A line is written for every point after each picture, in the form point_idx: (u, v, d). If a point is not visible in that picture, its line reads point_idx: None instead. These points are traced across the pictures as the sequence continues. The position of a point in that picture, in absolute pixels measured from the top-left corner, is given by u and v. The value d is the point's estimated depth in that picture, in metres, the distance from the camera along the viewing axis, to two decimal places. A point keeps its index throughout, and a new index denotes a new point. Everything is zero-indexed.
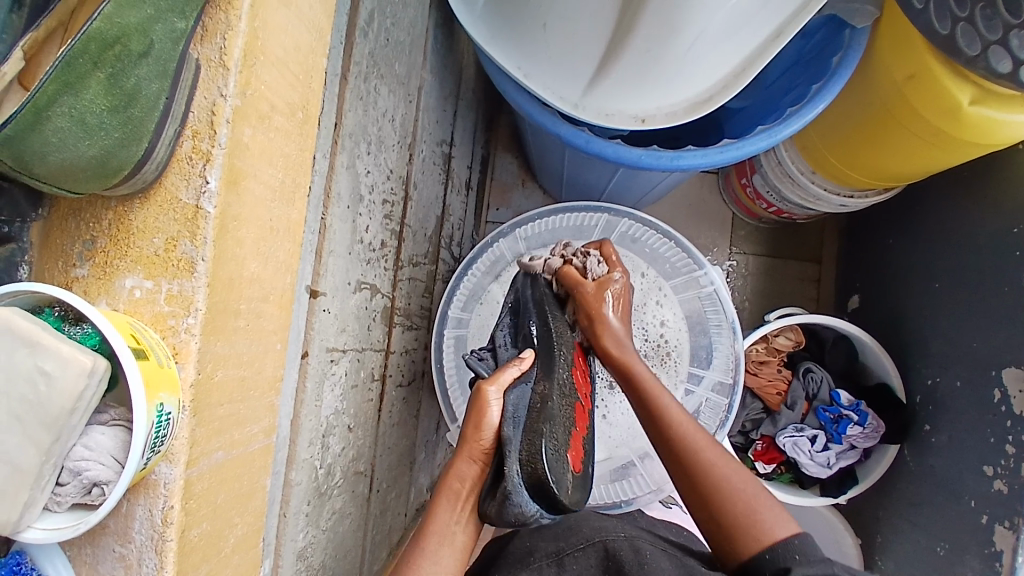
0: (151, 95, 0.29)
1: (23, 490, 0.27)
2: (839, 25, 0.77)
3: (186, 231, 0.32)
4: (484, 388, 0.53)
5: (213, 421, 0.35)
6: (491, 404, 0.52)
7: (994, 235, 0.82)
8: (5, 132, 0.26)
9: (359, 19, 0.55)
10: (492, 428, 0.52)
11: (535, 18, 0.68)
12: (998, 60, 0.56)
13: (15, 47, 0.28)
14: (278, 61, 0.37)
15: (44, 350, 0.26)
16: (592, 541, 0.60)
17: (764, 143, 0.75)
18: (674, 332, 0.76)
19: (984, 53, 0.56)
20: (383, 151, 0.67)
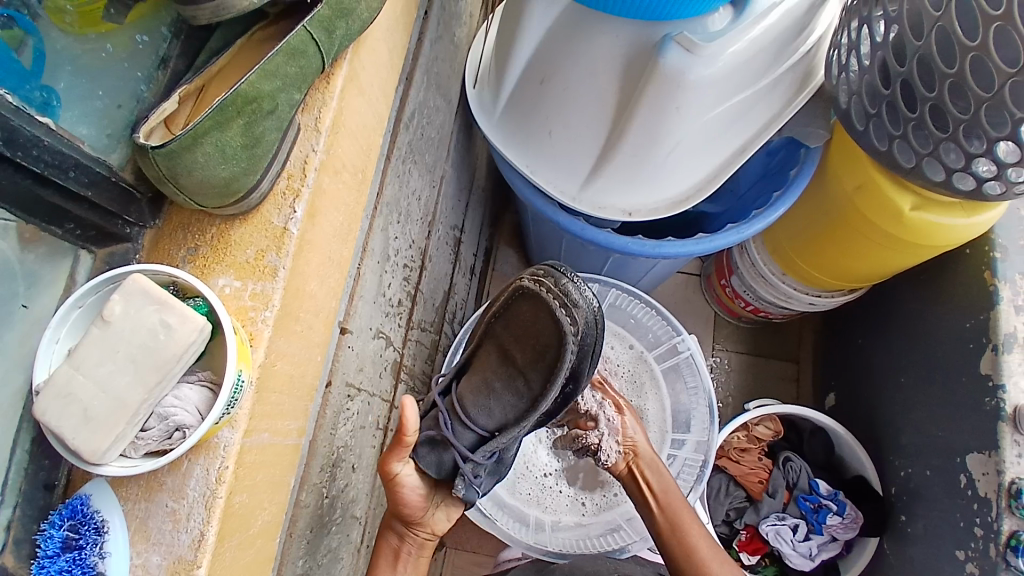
0: (271, 141, 0.40)
1: (119, 424, 0.33)
2: (796, 146, 0.93)
3: (274, 246, 0.42)
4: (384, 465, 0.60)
5: (267, 404, 0.42)
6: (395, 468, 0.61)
7: (946, 330, 0.91)
8: (171, 146, 0.35)
9: (405, 115, 0.68)
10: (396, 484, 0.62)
11: (542, 127, 0.83)
12: (934, 170, 0.68)
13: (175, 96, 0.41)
14: (352, 134, 0.49)
15: (170, 308, 0.34)
16: None
17: (734, 239, 0.88)
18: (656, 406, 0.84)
19: (920, 164, 0.69)
20: (409, 223, 0.78)
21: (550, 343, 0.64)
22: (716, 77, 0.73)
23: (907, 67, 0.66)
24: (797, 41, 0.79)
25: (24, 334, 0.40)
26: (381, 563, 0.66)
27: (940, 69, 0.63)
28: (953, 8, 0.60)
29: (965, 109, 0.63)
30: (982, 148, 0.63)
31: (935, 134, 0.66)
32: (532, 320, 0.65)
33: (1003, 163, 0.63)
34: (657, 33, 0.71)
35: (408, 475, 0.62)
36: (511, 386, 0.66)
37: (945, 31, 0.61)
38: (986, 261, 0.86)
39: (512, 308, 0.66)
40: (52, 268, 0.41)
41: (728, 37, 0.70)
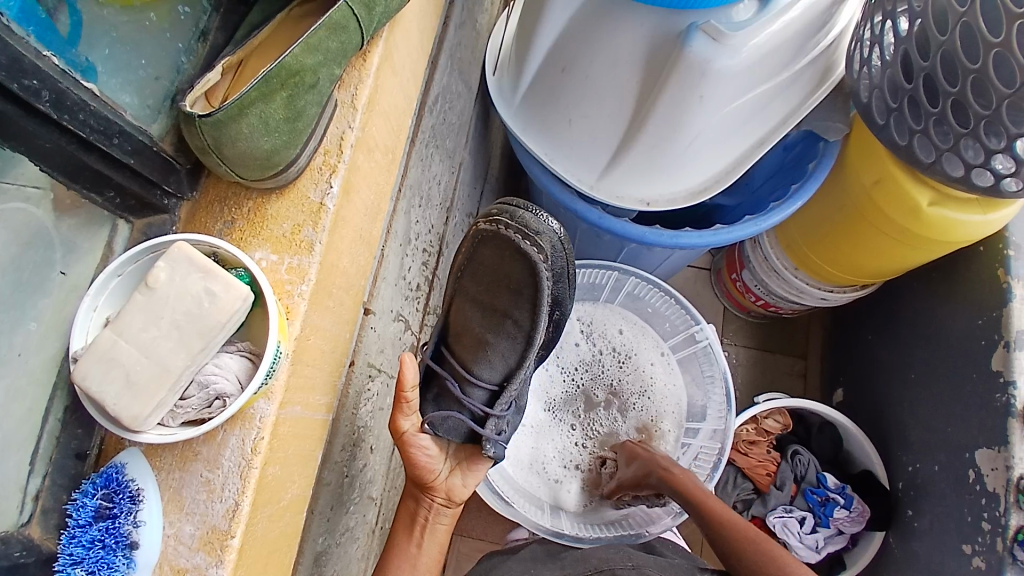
0: (312, 116, 0.41)
1: (162, 389, 0.33)
2: (814, 139, 0.92)
3: (311, 221, 0.43)
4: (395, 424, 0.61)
5: (301, 378, 0.43)
6: (406, 426, 0.62)
7: (961, 327, 0.91)
8: (217, 116, 0.36)
9: (430, 98, 0.67)
10: (412, 444, 0.62)
11: (562, 115, 0.83)
12: (952, 166, 0.68)
13: (217, 63, 0.41)
14: (384, 113, 0.50)
15: (215, 276, 0.35)
16: (599, 570, 0.64)
17: (751, 230, 0.88)
18: (671, 399, 0.85)
19: (939, 159, 0.69)
20: (429, 208, 0.77)
21: (522, 280, 0.65)
22: (739, 68, 0.73)
23: (931, 61, 0.66)
24: (820, 35, 0.79)
25: (59, 301, 0.40)
26: (401, 532, 0.66)
27: (964, 63, 0.62)
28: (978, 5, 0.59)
29: (986, 104, 0.62)
30: (1000, 145, 0.63)
31: (955, 130, 0.66)
32: (496, 259, 0.66)
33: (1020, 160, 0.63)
34: (681, 23, 0.70)
35: (418, 434, 0.62)
36: (501, 330, 0.66)
37: (969, 27, 0.61)
38: (1000, 258, 0.85)
39: (476, 255, 0.67)
40: (89, 238, 0.42)
41: (752, 29, 0.70)
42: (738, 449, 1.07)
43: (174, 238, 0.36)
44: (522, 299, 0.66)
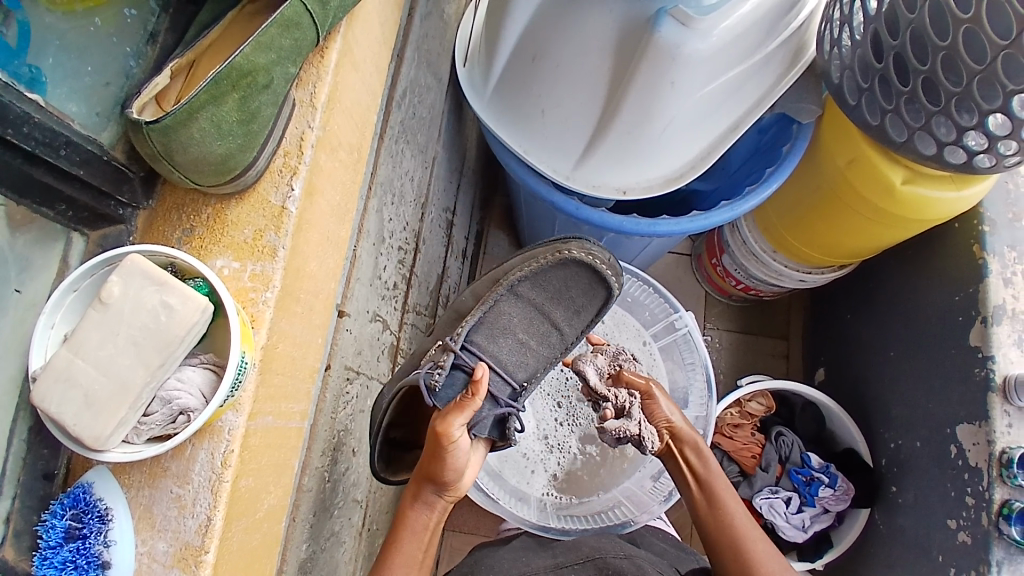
0: (267, 117, 0.40)
1: (122, 408, 0.32)
2: (787, 122, 0.93)
3: (272, 226, 0.41)
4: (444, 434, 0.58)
5: (271, 386, 0.42)
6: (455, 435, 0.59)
7: (941, 305, 0.92)
8: (166, 121, 0.35)
9: (397, 92, 0.66)
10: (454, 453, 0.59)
11: (535, 106, 0.82)
12: (925, 144, 0.68)
13: (165, 66, 0.40)
14: (346, 110, 0.48)
15: (172, 287, 0.33)
16: (590, 556, 0.64)
17: (728, 216, 0.88)
18: None
19: (911, 137, 0.69)
20: (402, 205, 0.75)
21: (587, 304, 0.74)
22: (709, 52, 0.72)
23: (900, 40, 0.66)
24: (788, 17, 0.79)
25: (17, 321, 0.38)
26: (406, 541, 0.61)
27: (934, 41, 0.63)
28: None
29: (957, 80, 0.63)
30: (972, 122, 0.63)
31: (927, 108, 0.66)
32: (569, 284, 0.72)
33: (993, 137, 0.63)
34: (649, 7, 0.69)
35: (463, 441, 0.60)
36: (543, 340, 0.74)
37: (939, 3, 0.61)
38: (975, 234, 0.87)
39: (546, 271, 0.72)
40: (43, 254, 0.39)
41: (721, 11, 0.69)
42: (723, 433, 1.08)
43: (129, 249, 0.35)
44: (577, 317, 0.74)
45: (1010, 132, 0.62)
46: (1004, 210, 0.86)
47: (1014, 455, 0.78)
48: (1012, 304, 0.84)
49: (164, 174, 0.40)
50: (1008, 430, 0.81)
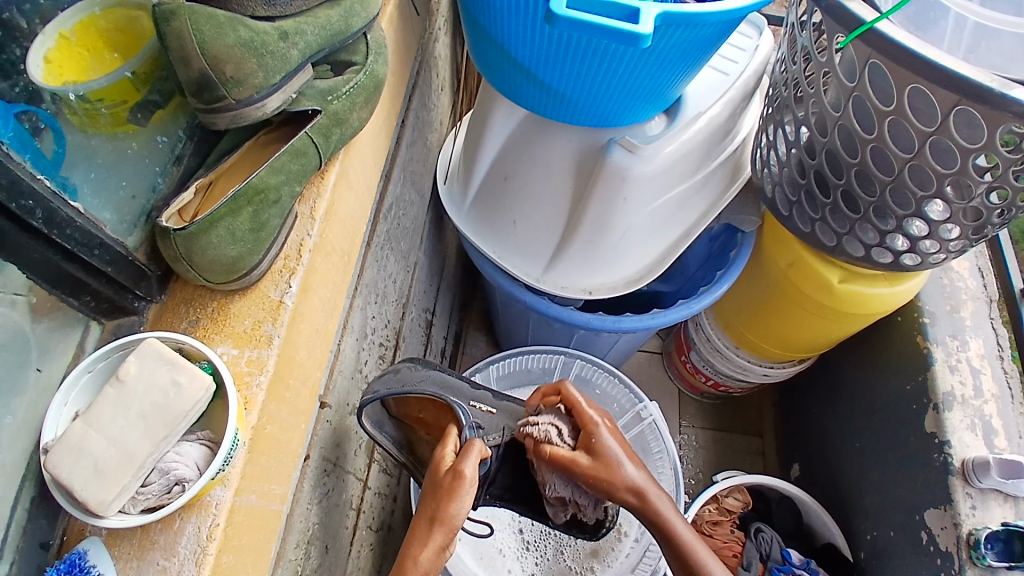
0: (274, 227, 0.47)
1: (126, 475, 0.37)
2: (732, 231, 1.05)
3: (270, 317, 0.47)
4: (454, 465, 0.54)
5: (257, 466, 0.45)
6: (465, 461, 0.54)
7: (895, 393, 0.97)
8: (190, 229, 0.42)
9: (384, 206, 0.75)
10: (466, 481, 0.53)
11: (507, 218, 0.92)
12: (853, 247, 0.81)
13: (189, 185, 0.48)
14: (341, 222, 0.56)
15: (180, 368, 0.40)
16: None
17: (685, 313, 0.95)
18: None
19: (839, 242, 0.82)
20: (385, 304, 0.81)
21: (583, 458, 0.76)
22: (656, 173, 0.84)
23: (818, 159, 0.78)
24: (722, 144, 0.93)
25: (32, 397, 0.44)
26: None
27: (846, 158, 0.74)
28: (850, 111, 0.70)
29: (870, 191, 0.74)
30: (893, 225, 0.75)
31: (850, 216, 0.78)
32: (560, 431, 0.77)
33: (914, 237, 0.75)
34: (602, 138, 0.82)
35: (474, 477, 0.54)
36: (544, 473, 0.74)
37: (845, 128, 0.72)
38: (918, 326, 0.95)
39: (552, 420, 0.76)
40: (63, 337, 0.46)
41: (662, 140, 0.82)
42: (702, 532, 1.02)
43: (148, 335, 0.41)
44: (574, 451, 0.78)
45: (927, 233, 0.74)
46: (940, 304, 0.96)
47: (981, 537, 0.79)
48: (960, 390, 0.89)
49: (179, 273, 0.46)
50: (972, 512, 0.82)
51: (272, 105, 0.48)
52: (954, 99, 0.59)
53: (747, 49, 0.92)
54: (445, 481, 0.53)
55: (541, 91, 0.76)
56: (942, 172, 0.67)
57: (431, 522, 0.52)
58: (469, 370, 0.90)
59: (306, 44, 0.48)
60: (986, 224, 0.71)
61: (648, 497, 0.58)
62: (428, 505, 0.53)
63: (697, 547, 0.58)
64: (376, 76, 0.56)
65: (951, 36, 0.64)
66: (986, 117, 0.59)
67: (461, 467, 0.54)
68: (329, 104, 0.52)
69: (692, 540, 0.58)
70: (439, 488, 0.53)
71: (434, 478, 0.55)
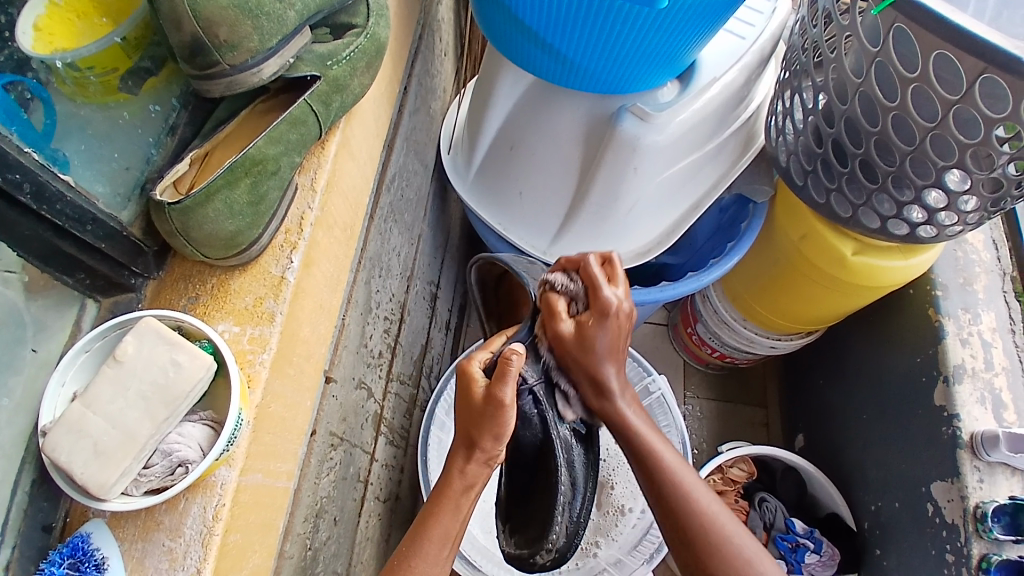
0: (273, 200, 0.46)
1: (127, 458, 0.36)
2: (744, 202, 1.02)
3: (271, 294, 0.46)
4: (494, 394, 0.51)
5: (262, 445, 0.44)
6: (505, 386, 0.51)
7: (906, 365, 0.96)
8: (185, 202, 0.40)
9: (387, 176, 0.72)
10: (507, 406, 0.51)
11: (514, 188, 0.90)
12: (869, 218, 0.79)
13: (184, 156, 0.46)
14: (343, 195, 0.55)
15: (179, 347, 0.39)
16: None
17: (694, 286, 0.94)
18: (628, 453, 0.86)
19: (854, 212, 0.79)
20: (389, 278, 0.80)
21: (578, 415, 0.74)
22: (667, 142, 0.81)
23: (836, 126, 0.75)
24: (737, 111, 0.90)
25: (30, 378, 0.43)
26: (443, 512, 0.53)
27: (866, 126, 0.71)
28: (872, 75, 0.67)
29: (890, 160, 0.72)
30: (910, 197, 0.72)
31: (866, 186, 0.76)
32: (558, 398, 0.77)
33: (931, 210, 0.73)
34: (612, 105, 0.79)
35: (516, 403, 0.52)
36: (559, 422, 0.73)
37: (866, 94, 0.69)
38: (930, 298, 0.93)
39: None
40: (59, 316, 0.45)
41: (676, 106, 0.79)
42: None
43: (146, 313, 0.40)
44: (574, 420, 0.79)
45: (944, 205, 0.71)
46: (953, 277, 0.94)
47: (988, 510, 0.79)
48: (970, 363, 0.88)
49: (175, 248, 0.45)
50: (979, 485, 0.81)
51: (269, 71, 0.45)
52: (983, 66, 0.57)
53: (764, 12, 0.87)
54: (484, 410, 0.52)
55: (549, 56, 0.72)
56: (966, 141, 0.64)
57: (468, 449, 0.53)
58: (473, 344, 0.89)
59: (303, 5, 0.45)
60: (1005, 197, 0.68)
61: (609, 389, 0.58)
62: (466, 437, 0.53)
63: (664, 447, 0.57)
64: (378, 40, 0.54)
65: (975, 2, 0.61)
66: (1014, 86, 0.56)
67: (498, 400, 0.51)
68: (329, 70, 0.49)
69: (647, 434, 0.57)
70: (479, 421, 0.52)
71: (468, 404, 0.54)
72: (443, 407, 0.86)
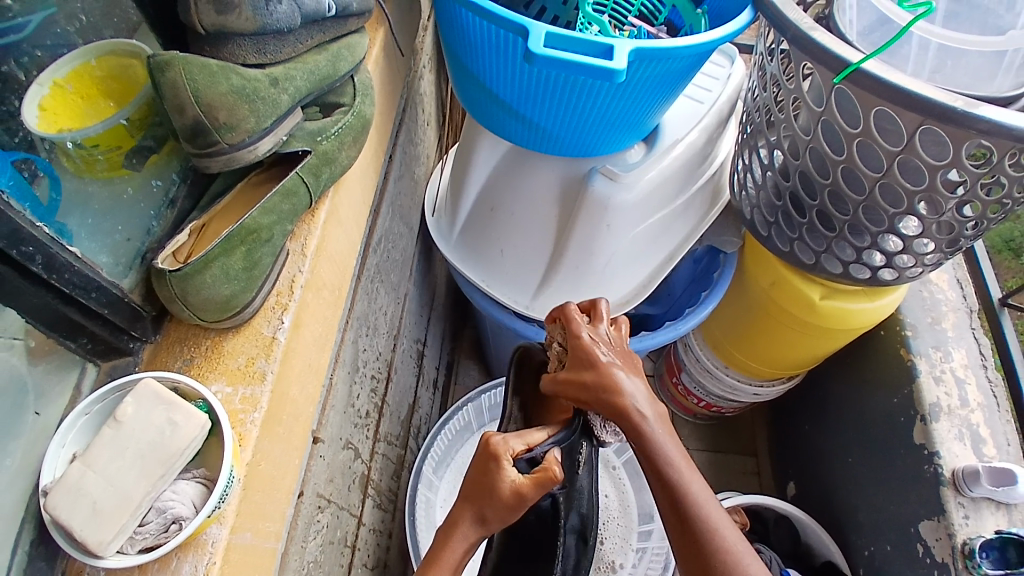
0: (267, 265, 0.49)
1: (123, 516, 0.37)
2: (715, 254, 1.08)
3: (263, 354, 0.48)
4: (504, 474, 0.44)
5: (252, 504, 0.45)
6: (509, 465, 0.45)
7: (883, 405, 0.99)
8: (184, 269, 0.43)
9: (373, 240, 0.76)
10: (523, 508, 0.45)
11: (494, 248, 0.94)
12: (831, 264, 0.84)
13: (184, 227, 0.49)
14: (332, 258, 0.58)
15: (177, 407, 0.40)
16: None
17: (671, 335, 0.97)
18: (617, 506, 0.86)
19: (817, 259, 0.85)
20: (376, 337, 0.82)
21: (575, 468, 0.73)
22: (638, 199, 0.86)
23: (793, 181, 0.81)
24: (701, 169, 0.97)
25: (29, 443, 0.44)
26: None
27: (819, 180, 0.77)
28: (820, 133, 0.73)
29: (844, 210, 0.77)
30: (868, 241, 0.78)
31: (826, 234, 0.81)
32: None
33: (890, 252, 0.78)
34: (584, 168, 0.85)
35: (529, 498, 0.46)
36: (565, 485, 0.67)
37: (816, 151, 0.75)
38: (901, 338, 0.98)
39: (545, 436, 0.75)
40: (59, 381, 0.46)
41: (642, 167, 0.85)
42: None
43: (145, 375, 0.42)
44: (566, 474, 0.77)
45: (902, 248, 0.77)
46: (922, 317, 0.98)
47: (975, 546, 0.79)
48: (945, 401, 0.91)
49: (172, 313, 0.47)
50: (966, 522, 0.82)
51: (264, 147, 0.49)
52: (922, 119, 0.63)
53: (720, 78, 0.96)
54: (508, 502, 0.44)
55: (523, 125, 0.78)
56: (913, 190, 0.70)
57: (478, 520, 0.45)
58: (460, 401, 0.90)
59: (295, 88, 0.51)
60: (960, 237, 0.74)
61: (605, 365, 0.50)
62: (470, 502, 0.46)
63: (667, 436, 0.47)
64: (364, 117, 0.58)
65: (913, 60, 0.66)
66: (955, 134, 0.62)
67: (529, 498, 0.44)
68: (319, 144, 0.53)
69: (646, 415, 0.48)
70: (492, 497, 0.44)
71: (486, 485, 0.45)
72: (431, 466, 0.86)
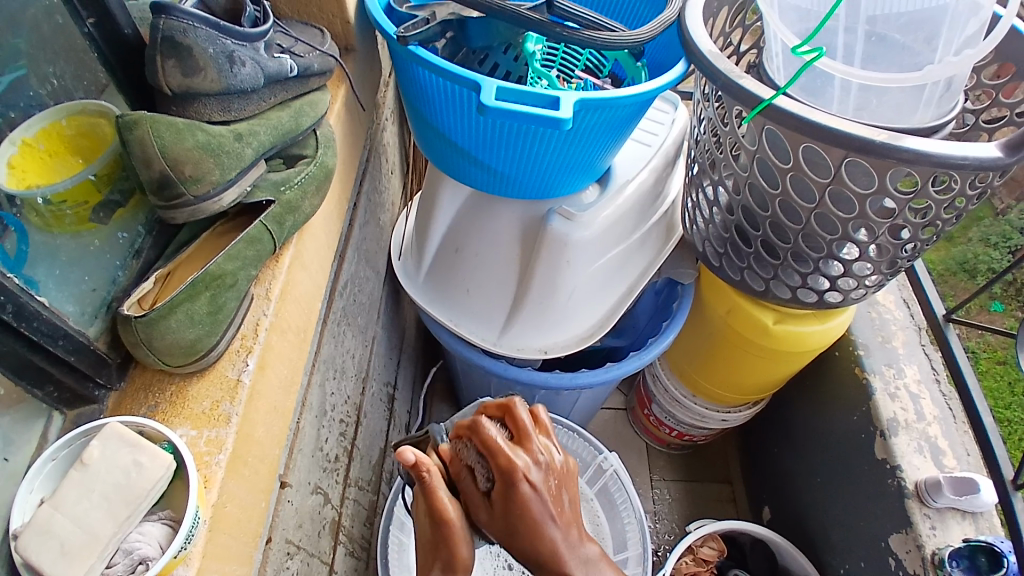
0: (231, 309, 0.50)
1: (90, 557, 0.38)
2: (673, 285, 1.13)
3: (227, 397, 0.49)
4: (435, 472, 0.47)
5: (218, 546, 0.45)
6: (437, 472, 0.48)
7: (843, 423, 1.03)
8: (150, 315, 0.44)
9: (339, 286, 0.78)
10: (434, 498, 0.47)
11: (460, 287, 0.97)
12: (780, 290, 0.89)
13: (150, 274, 0.51)
14: (296, 301, 0.60)
15: (143, 448, 0.41)
16: None
17: (635, 364, 1.00)
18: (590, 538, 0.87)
19: (767, 286, 0.90)
20: (344, 380, 0.82)
21: None
22: (595, 236, 0.91)
23: (737, 214, 0.87)
24: (654, 206, 1.02)
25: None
26: None
27: (759, 212, 0.83)
28: (756, 169, 0.79)
29: (785, 238, 0.83)
30: (810, 267, 0.83)
31: (771, 262, 0.87)
32: None
33: (833, 277, 0.84)
34: (542, 209, 0.89)
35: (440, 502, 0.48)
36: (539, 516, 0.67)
37: (753, 185, 0.82)
38: (855, 357, 1.03)
39: None
40: (25, 430, 0.46)
41: (597, 206, 0.90)
42: None
43: (110, 419, 0.43)
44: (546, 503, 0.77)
45: (843, 272, 0.83)
46: (872, 337, 1.04)
47: (945, 555, 0.82)
48: (902, 416, 0.95)
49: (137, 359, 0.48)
50: (933, 532, 0.85)
51: (228, 199, 0.52)
52: (845, 153, 0.69)
53: (664, 122, 1.03)
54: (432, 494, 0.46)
55: (481, 170, 0.83)
56: (845, 217, 0.76)
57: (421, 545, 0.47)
58: None
59: (258, 142, 0.54)
60: (897, 258, 0.80)
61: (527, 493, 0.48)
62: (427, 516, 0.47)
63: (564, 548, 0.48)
64: (326, 167, 0.62)
65: (838, 101, 0.71)
66: (875, 166, 0.69)
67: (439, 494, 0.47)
68: (282, 194, 0.56)
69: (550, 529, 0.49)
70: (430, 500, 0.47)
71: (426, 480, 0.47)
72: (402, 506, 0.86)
